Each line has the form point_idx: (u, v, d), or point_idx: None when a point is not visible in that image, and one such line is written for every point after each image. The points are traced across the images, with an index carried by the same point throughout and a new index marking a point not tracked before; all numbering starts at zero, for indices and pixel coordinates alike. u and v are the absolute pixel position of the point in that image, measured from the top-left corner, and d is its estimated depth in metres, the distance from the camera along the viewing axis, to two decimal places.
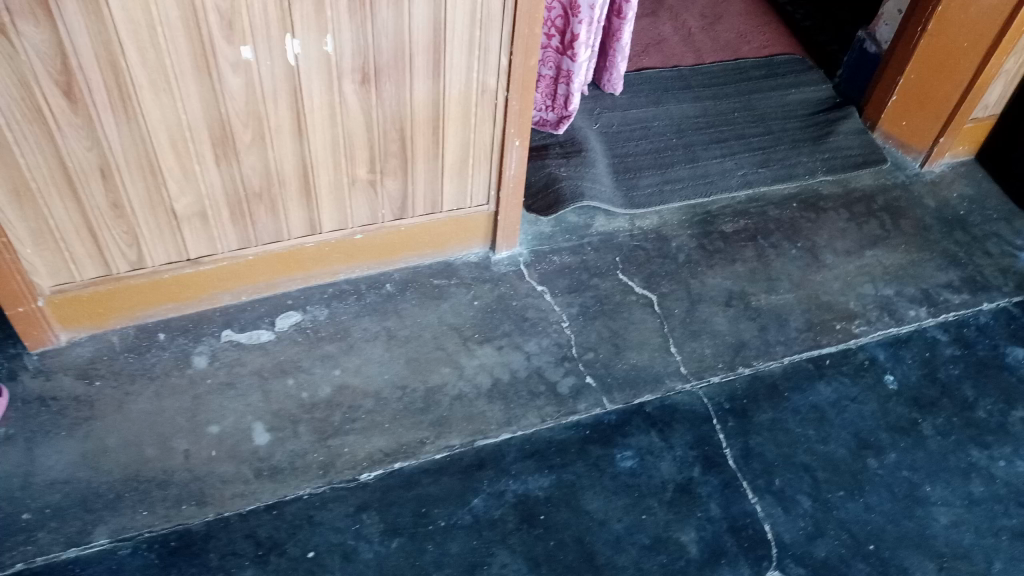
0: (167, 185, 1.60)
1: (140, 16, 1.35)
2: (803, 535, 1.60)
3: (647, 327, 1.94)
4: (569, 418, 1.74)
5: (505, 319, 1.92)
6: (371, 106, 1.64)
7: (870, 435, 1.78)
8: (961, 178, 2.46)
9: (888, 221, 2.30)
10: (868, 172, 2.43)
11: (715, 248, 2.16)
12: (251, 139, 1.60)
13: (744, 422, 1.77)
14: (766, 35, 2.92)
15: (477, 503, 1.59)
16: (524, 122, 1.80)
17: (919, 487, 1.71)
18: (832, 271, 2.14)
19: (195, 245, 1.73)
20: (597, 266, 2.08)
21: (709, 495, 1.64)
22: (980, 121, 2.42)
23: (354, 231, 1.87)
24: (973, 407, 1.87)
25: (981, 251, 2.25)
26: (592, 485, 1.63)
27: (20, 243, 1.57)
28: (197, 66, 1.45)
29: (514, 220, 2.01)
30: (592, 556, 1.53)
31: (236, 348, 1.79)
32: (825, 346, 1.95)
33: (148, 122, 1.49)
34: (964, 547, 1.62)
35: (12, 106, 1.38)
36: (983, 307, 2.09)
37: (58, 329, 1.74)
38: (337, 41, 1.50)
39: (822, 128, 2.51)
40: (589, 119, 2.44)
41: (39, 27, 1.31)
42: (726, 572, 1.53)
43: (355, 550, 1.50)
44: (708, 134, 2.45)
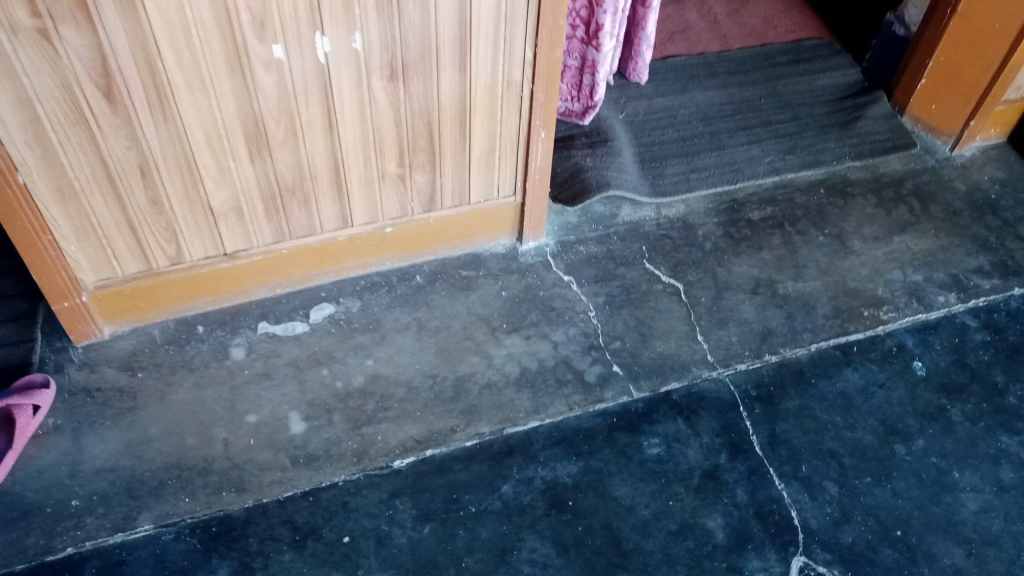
0: (203, 182, 1.65)
1: (175, 19, 1.39)
2: (829, 520, 1.62)
3: (673, 315, 1.96)
4: (596, 406, 1.77)
5: (532, 308, 1.95)
6: (400, 101, 1.67)
7: (898, 422, 1.79)
8: (993, 161, 2.43)
9: (917, 206, 2.29)
10: (897, 157, 2.42)
11: (742, 236, 2.17)
12: (283, 135, 1.64)
13: (770, 409, 1.79)
14: (793, 19, 2.89)
15: (507, 490, 1.62)
16: (550, 114, 1.82)
17: (947, 473, 1.71)
18: (860, 257, 2.14)
19: (231, 240, 1.78)
20: (623, 255, 2.09)
21: (736, 482, 1.66)
22: (1013, 103, 2.38)
23: (384, 224, 1.91)
24: (1003, 393, 1.86)
25: (1013, 236, 2.23)
26: (620, 472, 1.66)
27: (65, 240, 1.63)
28: (231, 66, 1.49)
29: (541, 211, 2.03)
30: (619, 541, 1.56)
31: (271, 340, 1.85)
32: (852, 332, 1.96)
33: (185, 121, 1.54)
34: (993, 532, 1.62)
35: (55, 108, 1.43)
36: (1014, 292, 2.08)
37: (101, 323, 1.80)
38: (365, 38, 1.54)
39: (850, 113, 2.49)
40: (615, 108, 2.45)
41: (81, 32, 1.35)
42: (752, 557, 1.56)
43: (389, 535, 1.55)
44: (734, 121, 2.45)
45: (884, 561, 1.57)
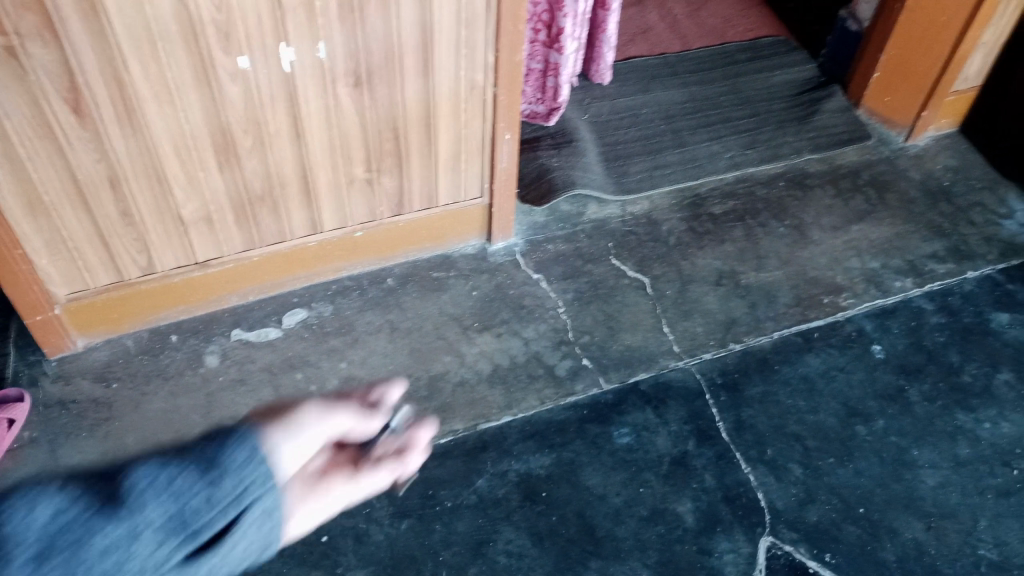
0: (173, 192, 1.68)
1: (140, 32, 1.42)
2: (795, 501, 1.67)
3: (640, 308, 2.01)
4: (567, 399, 1.82)
5: (503, 307, 1.99)
6: (365, 107, 1.71)
7: (859, 404, 1.85)
8: (945, 150, 2.51)
9: (873, 195, 2.36)
10: (853, 148, 2.49)
11: (705, 230, 2.23)
12: (251, 144, 1.67)
13: (736, 396, 1.84)
14: (750, 17, 2.96)
15: (482, 484, 1.66)
16: (513, 116, 1.87)
17: (907, 451, 1.77)
18: (820, 247, 2.20)
19: (202, 249, 1.81)
20: (590, 252, 2.14)
21: (704, 467, 1.71)
22: (962, 94, 2.47)
23: (354, 229, 1.94)
24: (958, 372, 1.93)
25: (966, 221, 2.30)
26: (591, 462, 1.71)
27: (37, 253, 1.65)
28: (197, 77, 1.52)
29: (508, 212, 2.07)
30: (592, 529, 1.60)
31: (245, 346, 1.87)
32: (813, 319, 2.02)
33: (153, 133, 1.57)
34: (951, 506, 1.68)
35: (23, 124, 1.45)
36: (967, 276, 2.15)
37: (75, 335, 1.82)
38: (329, 46, 1.57)
39: (807, 108, 2.56)
40: (579, 109, 2.50)
41: (47, 48, 1.38)
42: (721, 539, 1.61)
43: (367, 532, 1.58)
44: (696, 118, 2.51)
45: (848, 538, 1.62)
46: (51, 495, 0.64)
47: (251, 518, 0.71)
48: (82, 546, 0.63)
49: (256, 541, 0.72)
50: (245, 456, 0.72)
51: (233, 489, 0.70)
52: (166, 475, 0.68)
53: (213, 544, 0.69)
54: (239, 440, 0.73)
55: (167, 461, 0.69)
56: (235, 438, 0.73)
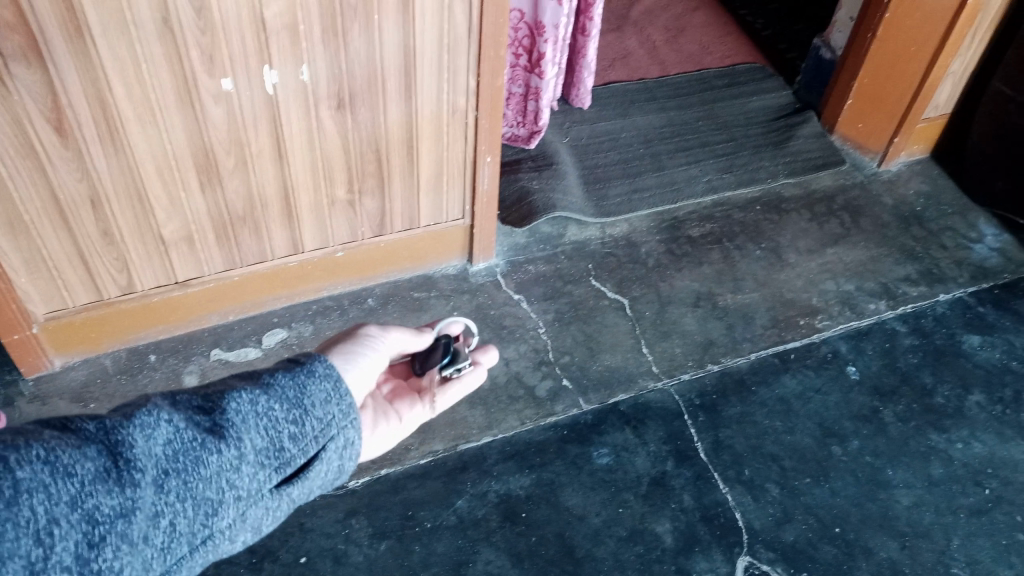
0: (155, 212, 1.68)
1: (125, 54, 1.43)
2: (772, 521, 1.69)
3: (619, 329, 2.03)
4: (547, 420, 1.82)
5: (483, 327, 2.00)
6: (347, 129, 1.72)
7: (834, 425, 1.88)
8: (916, 175, 2.57)
9: (847, 219, 2.40)
10: (828, 173, 2.54)
11: (683, 252, 2.26)
12: (234, 164, 1.68)
13: (714, 416, 1.86)
14: (727, 45, 3.03)
15: (461, 504, 1.66)
16: (494, 139, 1.89)
17: (881, 471, 1.80)
18: (795, 269, 2.24)
19: (183, 268, 1.81)
20: (570, 273, 2.16)
21: (682, 487, 1.73)
22: (932, 121, 2.53)
23: (335, 249, 1.95)
24: (931, 393, 1.96)
25: (937, 245, 2.35)
26: (571, 482, 1.71)
27: (15, 272, 1.64)
28: (181, 99, 1.53)
29: (489, 233, 2.09)
30: (572, 549, 1.61)
31: (225, 366, 1.86)
32: (790, 341, 2.05)
33: (136, 153, 1.57)
34: (925, 526, 1.70)
35: (6, 144, 1.45)
36: (939, 299, 2.19)
37: (52, 354, 1.81)
38: (312, 70, 1.59)
39: (783, 133, 2.61)
40: (559, 133, 2.54)
41: (31, 69, 1.38)
42: (700, 559, 1.61)
43: (346, 553, 1.57)
44: (674, 143, 2.55)
45: (824, 557, 1.64)
46: (160, 423, 0.81)
47: (323, 447, 0.91)
48: (197, 463, 0.81)
49: (333, 466, 0.93)
50: (315, 378, 0.94)
51: (317, 426, 0.91)
52: (257, 400, 0.88)
53: (291, 463, 0.89)
54: (302, 369, 0.94)
55: (257, 393, 0.89)
56: (303, 374, 0.93)
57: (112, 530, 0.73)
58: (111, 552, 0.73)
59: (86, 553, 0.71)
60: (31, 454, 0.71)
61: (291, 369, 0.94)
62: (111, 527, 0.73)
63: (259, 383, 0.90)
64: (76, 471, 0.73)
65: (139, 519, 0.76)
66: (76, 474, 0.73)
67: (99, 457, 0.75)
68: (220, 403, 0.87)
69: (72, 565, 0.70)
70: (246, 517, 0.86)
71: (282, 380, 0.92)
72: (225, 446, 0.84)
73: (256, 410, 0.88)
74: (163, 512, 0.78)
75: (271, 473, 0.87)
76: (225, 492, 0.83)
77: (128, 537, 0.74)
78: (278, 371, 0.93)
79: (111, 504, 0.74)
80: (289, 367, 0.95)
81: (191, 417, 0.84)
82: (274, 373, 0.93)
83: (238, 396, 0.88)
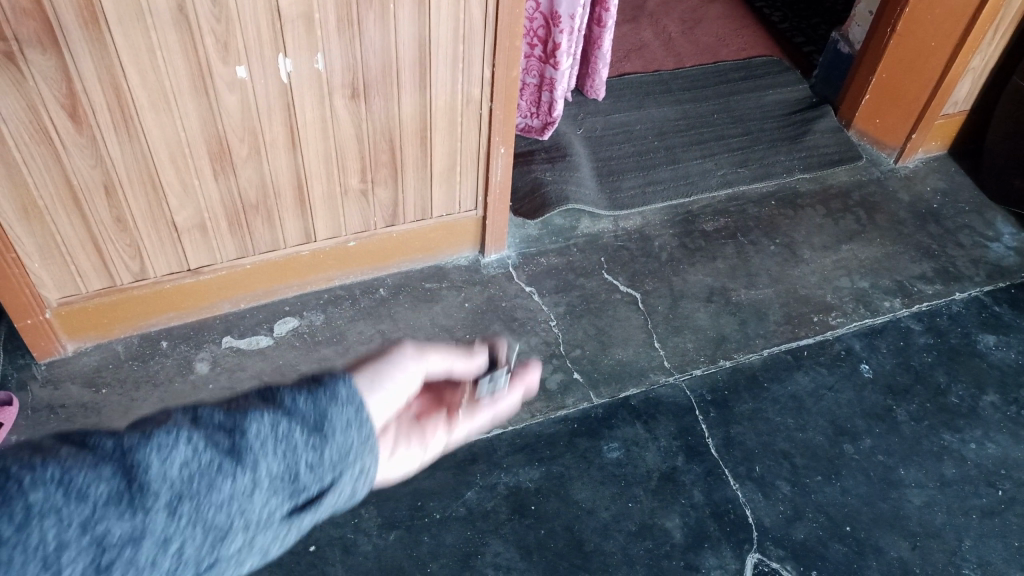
0: (167, 199, 1.67)
1: (140, 41, 1.42)
2: (782, 518, 1.68)
3: (631, 324, 2.02)
4: (558, 412, 1.82)
5: (495, 319, 2.00)
6: (361, 119, 1.71)
7: (847, 423, 1.86)
8: (934, 172, 2.54)
9: (863, 216, 2.38)
10: (844, 169, 2.52)
11: (696, 246, 2.24)
12: (247, 152, 1.67)
13: (725, 412, 1.85)
14: (744, 37, 3.00)
15: (471, 496, 1.66)
16: (509, 130, 1.88)
17: (893, 470, 1.78)
18: (810, 265, 2.22)
19: (195, 255, 1.81)
20: (583, 266, 2.15)
21: (693, 483, 1.72)
22: (950, 117, 2.50)
23: (347, 238, 1.95)
24: (945, 393, 1.94)
25: (953, 243, 2.33)
26: (580, 476, 1.71)
27: (29, 257, 1.64)
28: (195, 86, 1.52)
29: (501, 225, 2.08)
30: (580, 543, 1.60)
31: (236, 354, 1.86)
32: (803, 338, 2.03)
33: (149, 140, 1.57)
34: (936, 526, 1.69)
35: (21, 129, 1.45)
36: (955, 297, 2.17)
37: (65, 339, 1.81)
38: (327, 58, 1.58)
39: (799, 127, 2.59)
40: (573, 124, 2.52)
41: (46, 54, 1.38)
42: (709, 555, 1.61)
43: (355, 543, 1.57)
44: (689, 136, 2.53)
45: (834, 555, 1.63)
46: (178, 442, 0.61)
47: (346, 474, 0.69)
48: (213, 488, 0.61)
49: (348, 493, 0.70)
50: (342, 403, 0.70)
51: (349, 447, 0.69)
52: (298, 405, 0.68)
53: (315, 501, 0.67)
54: (330, 387, 0.71)
55: (299, 394, 0.69)
56: (337, 390, 0.70)
57: (121, 560, 0.56)
58: None
59: None
60: (45, 474, 0.54)
61: (317, 383, 0.71)
62: (124, 559, 0.56)
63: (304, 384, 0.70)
64: (88, 492, 0.56)
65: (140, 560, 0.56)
66: (88, 496, 0.55)
67: (109, 476, 0.57)
68: (242, 418, 0.65)
69: None
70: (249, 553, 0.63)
71: (304, 402, 0.68)
72: (242, 476, 0.62)
73: (278, 433, 0.65)
74: (173, 542, 0.58)
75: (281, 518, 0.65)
76: (235, 535, 0.62)
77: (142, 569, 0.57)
78: (299, 388, 0.69)
79: (126, 531, 0.56)
80: (315, 379, 0.71)
81: (206, 437, 0.62)
82: (295, 389, 0.69)
83: (267, 408, 0.66)
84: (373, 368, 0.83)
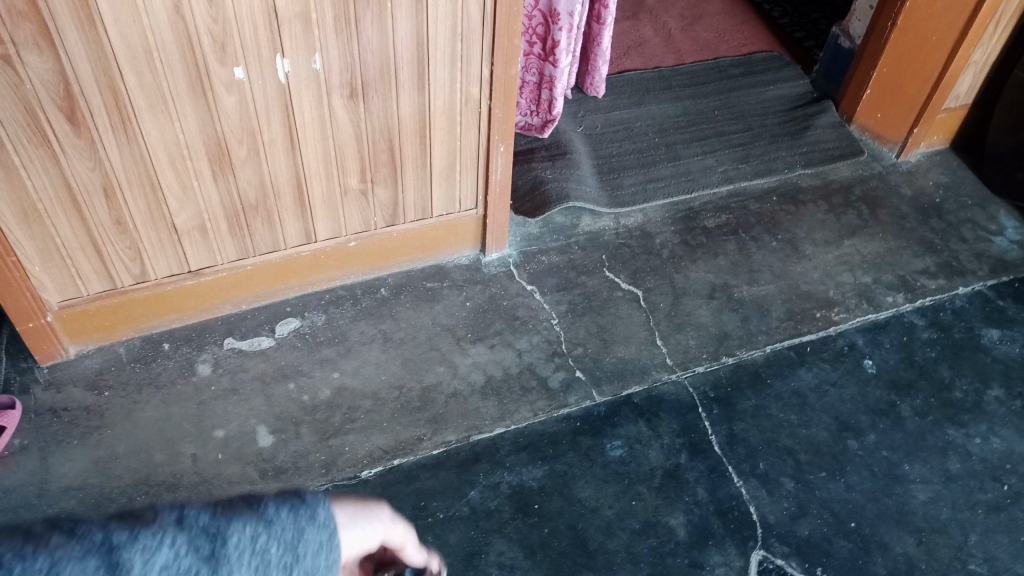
0: (167, 201, 1.67)
1: (137, 42, 1.42)
2: (787, 515, 1.67)
3: (633, 321, 2.02)
4: (560, 411, 1.81)
5: (496, 318, 1.99)
6: (360, 118, 1.71)
7: (850, 418, 1.86)
8: (936, 166, 2.54)
9: (865, 210, 2.37)
10: (845, 164, 2.51)
11: (698, 243, 2.24)
12: (246, 153, 1.67)
13: (728, 409, 1.85)
14: (744, 33, 2.99)
15: (474, 495, 1.66)
16: (508, 128, 1.88)
17: (898, 466, 1.77)
18: (812, 261, 2.22)
19: (196, 257, 1.80)
20: (584, 264, 2.15)
21: (697, 480, 1.71)
22: (952, 111, 2.49)
23: (348, 239, 1.94)
24: (949, 387, 1.94)
25: (956, 237, 2.32)
26: (584, 475, 1.70)
27: (29, 261, 1.64)
28: (193, 88, 1.52)
29: (502, 223, 2.08)
30: (584, 542, 1.60)
31: (238, 355, 1.86)
32: (806, 334, 2.03)
33: (148, 142, 1.57)
34: (942, 521, 1.69)
35: (18, 132, 1.45)
36: (958, 292, 2.16)
37: (66, 343, 1.81)
38: (324, 58, 1.58)
39: (800, 123, 2.58)
40: (573, 121, 2.51)
41: (43, 56, 1.38)
42: (714, 553, 1.60)
43: None
44: (690, 133, 2.52)
45: (839, 552, 1.62)
46: (157, 549, 0.56)
47: None
48: None
49: None
50: (320, 526, 0.66)
51: (324, 569, 0.65)
52: (277, 520, 0.63)
53: None
54: (311, 504, 0.67)
55: (283, 506, 0.65)
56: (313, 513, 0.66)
57: None
58: None
59: None
60: None
61: (299, 497, 0.67)
62: None
63: (286, 495, 0.66)
64: None
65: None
66: None
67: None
68: (221, 529, 0.60)
69: None
70: None
71: (285, 515, 0.64)
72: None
73: (256, 548, 0.61)
74: None
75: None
76: None
77: None
78: (281, 498, 0.65)
79: None
80: (295, 493, 0.67)
81: (180, 549, 0.57)
82: (280, 500, 0.65)
83: (247, 518, 0.62)
84: (356, 503, 0.76)
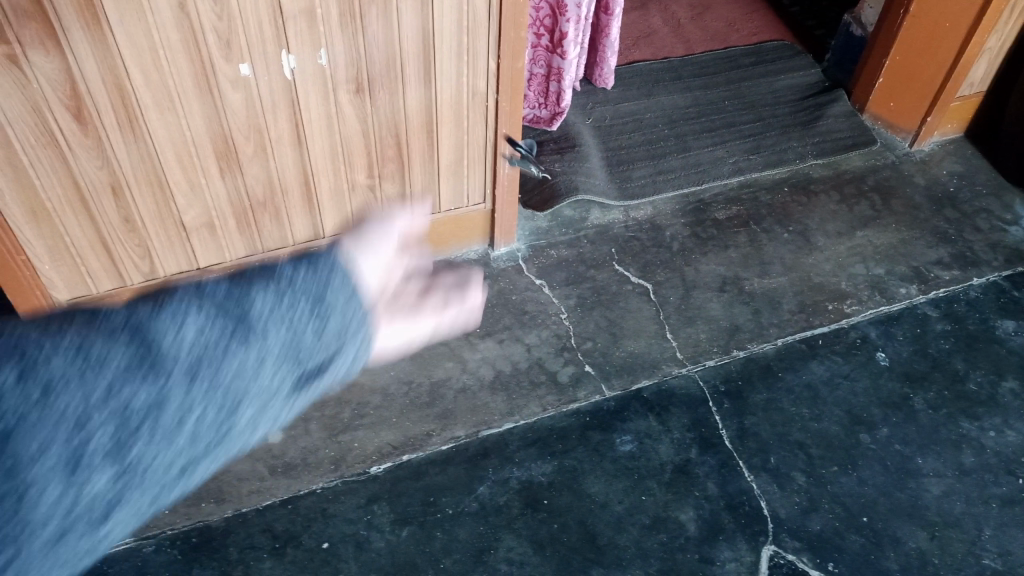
0: (175, 198, 1.67)
1: (142, 40, 1.42)
2: (797, 510, 1.66)
3: (643, 315, 2.01)
4: (569, 406, 1.81)
5: (505, 312, 1.99)
6: (366, 114, 1.70)
7: (863, 412, 1.84)
8: (950, 155, 2.50)
9: (878, 201, 2.35)
10: (857, 154, 2.48)
11: (708, 236, 2.22)
12: (253, 150, 1.67)
13: (739, 403, 1.83)
14: (754, 22, 2.96)
15: (483, 491, 1.66)
16: (516, 121, 1.86)
17: (911, 459, 1.76)
18: (824, 253, 2.19)
19: (204, 254, 1.81)
20: (593, 258, 2.14)
21: (707, 475, 1.71)
22: (967, 99, 2.46)
23: None
24: (963, 380, 1.92)
25: (971, 227, 2.29)
26: (593, 469, 1.70)
27: (39, 260, 1.65)
28: (199, 85, 1.52)
29: (510, 218, 2.07)
30: (594, 537, 1.60)
31: None
32: (817, 326, 2.01)
33: (155, 140, 1.57)
34: (955, 515, 1.67)
35: (26, 132, 1.45)
36: (973, 283, 2.14)
37: None
38: (330, 53, 1.57)
39: (811, 113, 2.55)
40: (582, 114, 2.50)
41: (49, 56, 1.38)
42: (724, 548, 1.60)
43: (368, 539, 1.57)
44: (700, 124, 2.50)
45: (851, 547, 1.61)
46: (184, 312, 0.70)
47: (349, 343, 0.79)
48: (222, 354, 0.71)
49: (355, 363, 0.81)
50: (329, 279, 0.77)
51: (342, 324, 0.78)
52: (282, 289, 0.75)
53: (317, 371, 0.78)
54: (321, 259, 0.78)
55: (291, 271, 0.77)
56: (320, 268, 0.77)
57: (144, 419, 0.68)
58: (143, 443, 0.68)
59: (125, 440, 0.67)
60: (62, 341, 0.65)
61: (309, 254, 0.78)
62: (146, 416, 0.67)
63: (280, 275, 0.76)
64: (102, 360, 0.66)
65: (162, 415, 0.68)
66: (102, 364, 0.66)
67: (122, 347, 0.67)
68: (243, 292, 0.74)
69: (111, 450, 0.66)
70: (265, 416, 0.76)
71: (295, 275, 0.76)
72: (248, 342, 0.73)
73: (277, 304, 0.75)
74: (192, 404, 0.70)
75: (291, 378, 0.77)
76: (247, 403, 0.74)
77: (162, 427, 0.69)
78: (295, 259, 0.77)
79: (143, 395, 0.67)
80: (311, 252, 0.78)
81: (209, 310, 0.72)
82: (294, 262, 0.77)
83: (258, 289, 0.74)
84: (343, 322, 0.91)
